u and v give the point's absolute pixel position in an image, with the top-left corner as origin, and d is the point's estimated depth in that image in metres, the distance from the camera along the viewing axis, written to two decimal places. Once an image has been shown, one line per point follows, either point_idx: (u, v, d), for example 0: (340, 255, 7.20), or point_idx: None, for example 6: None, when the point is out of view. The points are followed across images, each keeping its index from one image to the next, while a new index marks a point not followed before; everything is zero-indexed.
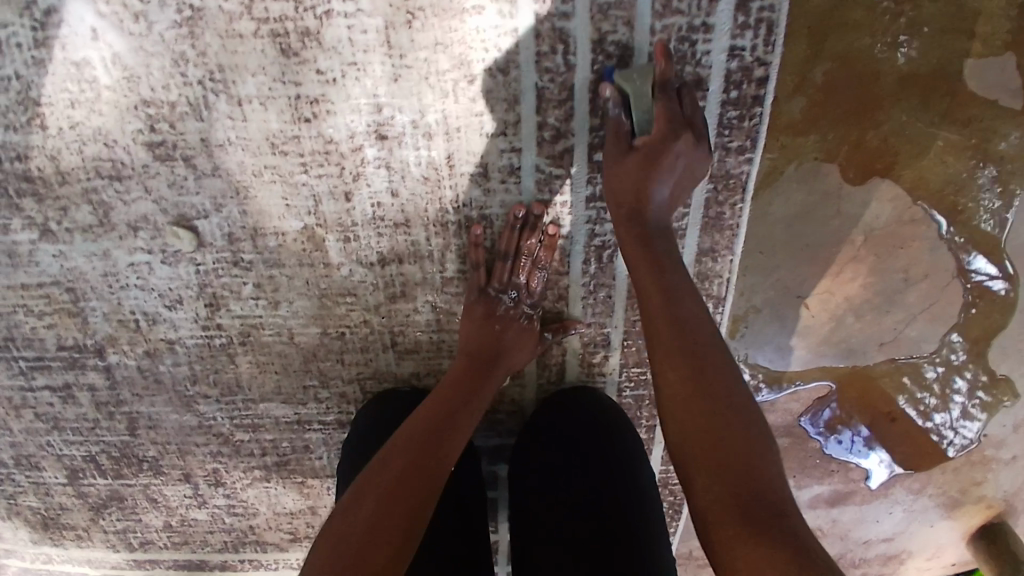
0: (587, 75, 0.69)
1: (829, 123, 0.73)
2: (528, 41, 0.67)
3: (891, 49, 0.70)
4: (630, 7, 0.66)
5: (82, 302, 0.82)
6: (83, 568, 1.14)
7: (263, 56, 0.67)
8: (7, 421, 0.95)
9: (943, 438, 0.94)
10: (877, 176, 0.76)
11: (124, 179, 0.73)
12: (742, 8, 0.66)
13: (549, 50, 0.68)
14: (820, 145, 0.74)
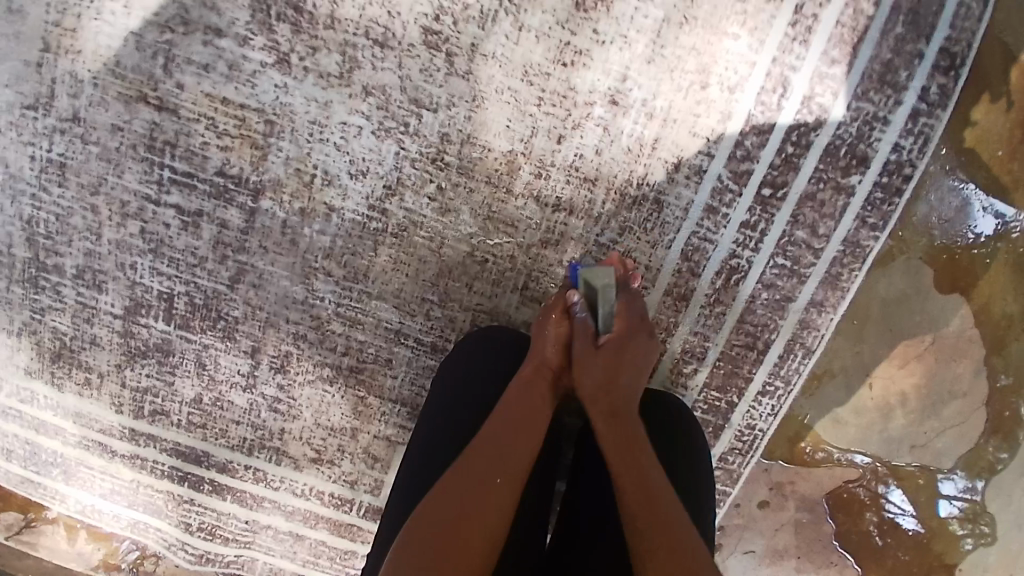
0: (790, 119, 0.83)
1: (940, 233, 0.91)
2: (760, 75, 0.81)
3: (997, 196, 0.90)
4: (840, 83, 0.82)
5: (273, 138, 0.85)
6: (65, 422, 1.05)
7: (560, 2, 0.79)
8: (100, 227, 0.91)
9: (934, 557, 1.02)
10: (958, 291, 0.93)
11: (386, 48, 0.81)
12: (913, 118, 0.84)
13: (772, 88, 0.81)
14: (927, 249, 0.91)
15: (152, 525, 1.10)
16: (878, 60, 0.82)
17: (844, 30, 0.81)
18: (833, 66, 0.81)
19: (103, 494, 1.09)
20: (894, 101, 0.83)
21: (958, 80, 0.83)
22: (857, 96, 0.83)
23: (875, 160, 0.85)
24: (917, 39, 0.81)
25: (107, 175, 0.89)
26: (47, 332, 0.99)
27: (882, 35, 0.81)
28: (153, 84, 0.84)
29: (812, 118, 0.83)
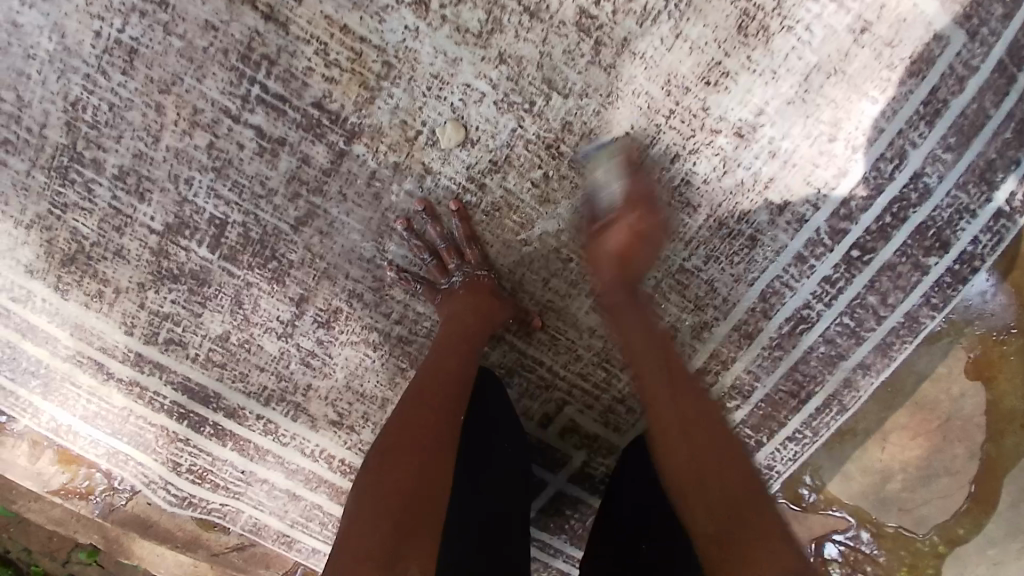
0: (895, 191, 0.85)
1: (983, 325, 0.96)
2: (882, 144, 0.83)
3: None
4: (947, 168, 0.85)
5: (387, 83, 0.78)
6: (61, 332, 0.94)
7: (722, 20, 0.77)
8: (160, 129, 0.81)
9: None
10: (981, 380, 1.00)
11: (536, 20, 0.76)
12: (996, 217, 0.89)
13: (889, 157, 0.84)
14: (968, 338, 0.97)
15: (134, 459, 1.01)
16: (984, 156, 0.85)
17: (966, 121, 0.83)
18: (947, 151, 0.84)
19: (84, 417, 0.99)
20: (985, 198, 0.88)
21: None
22: (958, 184, 0.86)
23: (954, 245, 0.89)
24: (1021, 145, 0.85)
25: (183, 75, 0.79)
26: (65, 230, 0.88)
27: (996, 134, 0.84)
28: None
29: (915, 195, 0.86)
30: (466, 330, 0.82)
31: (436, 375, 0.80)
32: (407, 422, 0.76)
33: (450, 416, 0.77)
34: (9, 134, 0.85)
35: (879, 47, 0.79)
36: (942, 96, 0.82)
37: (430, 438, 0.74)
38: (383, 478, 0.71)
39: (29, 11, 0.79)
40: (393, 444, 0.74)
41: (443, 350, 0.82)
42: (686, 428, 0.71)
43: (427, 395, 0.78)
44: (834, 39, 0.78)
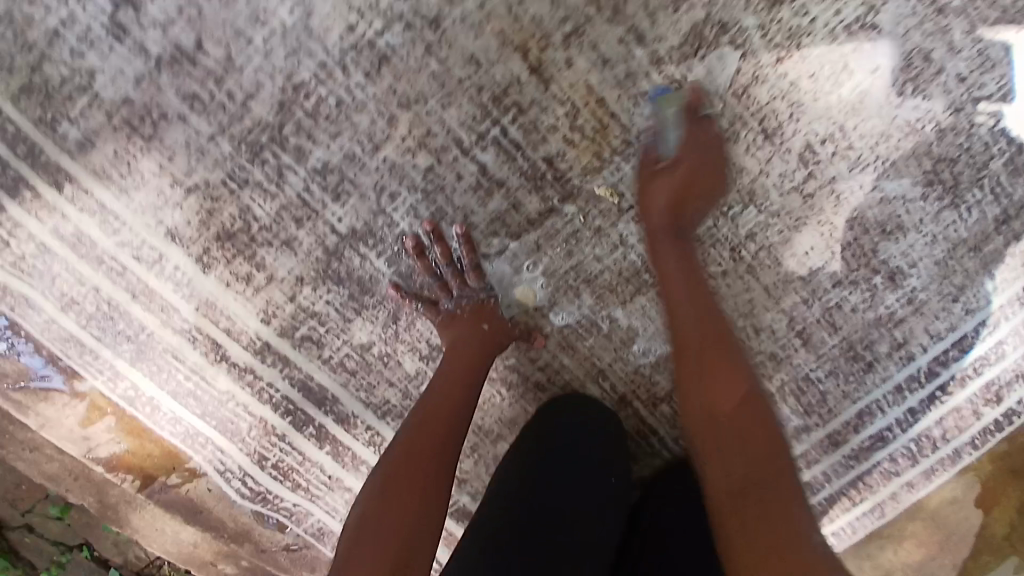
0: (985, 350, 0.97)
1: (1009, 460, 1.02)
2: (988, 311, 0.94)
3: None
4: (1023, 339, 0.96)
5: (616, 157, 0.81)
6: (182, 304, 0.88)
7: (913, 183, 0.86)
8: (384, 139, 0.79)
9: None
10: (997, 510, 1.04)
11: (767, 142, 0.82)
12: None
13: (989, 323, 0.95)
14: (997, 470, 1.03)
15: (213, 445, 0.97)
16: None
17: None
18: None
19: (174, 393, 0.93)
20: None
21: None
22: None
23: (1005, 403, 0.99)
24: None
25: (427, 96, 0.78)
26: (233, 206, 0.82)
27: None
28: (543, 43, 0.76)
29: (994, 357, 0.97)
30: (465, 359, 0.81)
31: (442, 397, 0.77)
32: (404, 456, 0.70)
33: (444, 426, 0.74)
34: (204, 92, 0.77)
35: (1016, 234, 0.90)
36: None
37: (422, 485, 0.68)
38: (375, 532, 0.63)
39: None
40: (396, 494, 0.67)
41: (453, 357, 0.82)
42: (710, 365, 0.68)
43: (425, 434, 0.73)
44: (984, 224, 0.89)
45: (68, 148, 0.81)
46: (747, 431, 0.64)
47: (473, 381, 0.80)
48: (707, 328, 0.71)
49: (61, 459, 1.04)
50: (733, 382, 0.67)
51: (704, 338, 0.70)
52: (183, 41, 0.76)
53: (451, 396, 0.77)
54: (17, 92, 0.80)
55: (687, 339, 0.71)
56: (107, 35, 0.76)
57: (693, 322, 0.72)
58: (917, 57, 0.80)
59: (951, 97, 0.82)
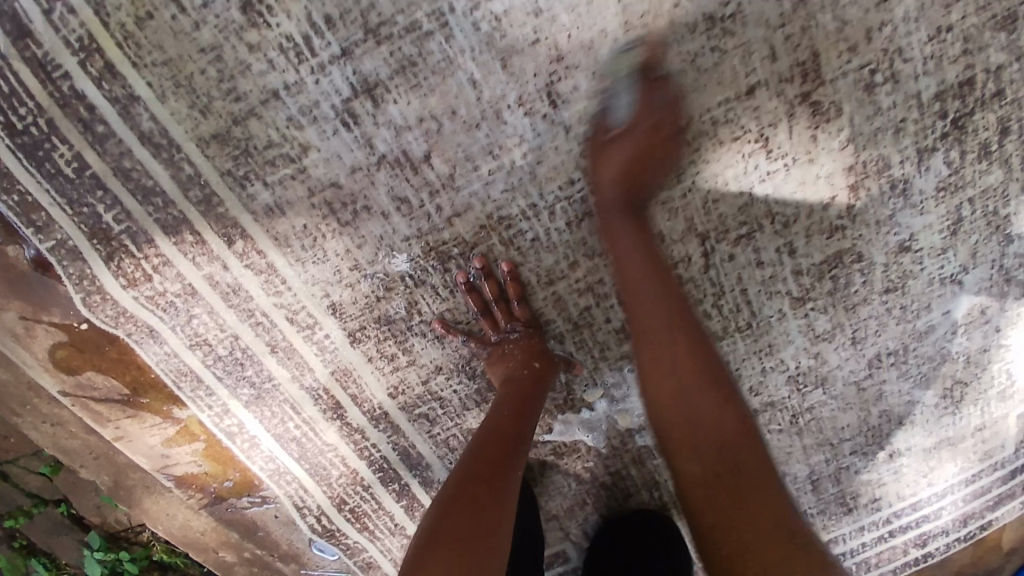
0: (927, 510, 1.23)
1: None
2: (942, 486, 1.20)
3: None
4: (952, 507, 1.23)
5: (737, 333, 0.95)
6: (319, 366, 0.91)
7: (934, 393, 1.07)
8: (560, 278, 0.87)
9: None
10: None
11: (851, 345, 0.99)
12: (960, 543, 1.28)
13: (939, 492, 1.21)
14: None
15: (299, 482, 1.01)
16: (980, 510, 1.24)
17: (980, 489, 1.22)
18: (964, 501, 1.23)
19: (278, 438, 0.96)
20: (955, 529, 1.26)
21: (985, 532, 1.27)
22: (953, 520, 1.25)
23: (929, 546, 1.27)
24: (1000, 509, 1.25)
25: (609, 253, 0.86)
26: (401, 296, 0.86)
27: (987, 505, 1.24)
28: (720, 236, 0.87)
29: (931, 515, 1.23)
30: (521, 391, 0.85)
31: (501, 423, 0.82)
32: (472, 476, 0.75)
33: (515, 458, 0.79)
34: (416, 199, 0.79)
35: (981, 438, 1.15)
36: (983, 476, 1.21)
37: (484, 515, 0.71)
38: (439, 549, 0.66)
39: (521, 121, 0.76)
40: (458, 507, 0.71)
41: (506, 384, 0.87)
42: (662, 358, 0.75)
43: (483, 467, 0.76)
44: (963, 429, 1.13)
45: (253, 209, 0.79)
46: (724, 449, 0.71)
47: (530, 413, 0.84)
48: (674, 328, 0.75)
49: (83, 437, 1.07)
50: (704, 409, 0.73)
51: (678, 429, 0.73)
52: (413, 149, 0.76)
53: (507, 417, 0.82)
54: (207, 136, 0.75)
55: (694, 434, 0.72)
56: (336, 120, 0.74)
57: (654, 307, 0.76)
58: (976, 311, 0.99)
59: (987, 341, 1.03)
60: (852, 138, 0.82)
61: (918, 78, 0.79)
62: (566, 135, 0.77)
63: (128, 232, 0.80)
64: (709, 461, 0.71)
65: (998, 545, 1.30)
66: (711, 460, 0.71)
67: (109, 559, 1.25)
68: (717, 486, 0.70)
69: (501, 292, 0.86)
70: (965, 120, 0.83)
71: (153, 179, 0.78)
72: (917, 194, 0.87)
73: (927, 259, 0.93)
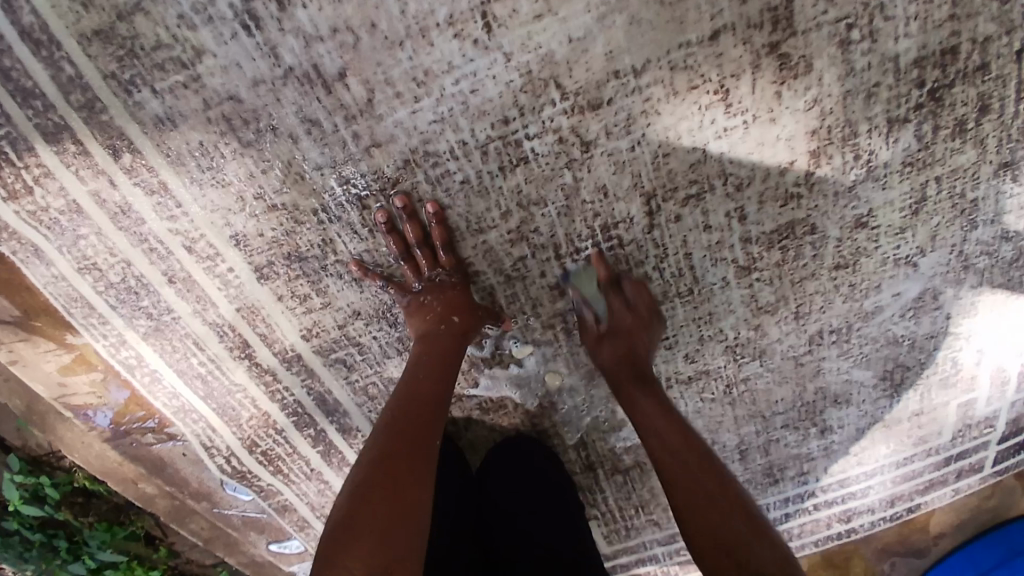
0: (855, 487, 1.23)
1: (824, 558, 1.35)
2: (872, 464, 1.20)
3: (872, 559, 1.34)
4: (881, 487, 1.24)
5: (679, 299, 0.90)
6: (221, 301, 0.84)
7: (873, 375, 1.05)
8: (490, 225, 0.80)
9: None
10: None
11: (793, 320, 0.95)
12: (884, 520, 1.29)
13: (868, 472, 1.21)
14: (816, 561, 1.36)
15: (206, 422, 0.97)
16: (909, 492, 1.25)
17: (910, 472, 1.22)
18: (892, 481, 1.23)
19: (180, 375, 0.91)
20: (880, 507, 1.27)
21: (910, 513, 1.28)
22: (880, 500, 1.26)
23: (853, 522, 1.29)
24: (930, 490, 1.25)
25: (545, 204, 0.79)
26: (314, 233, 0.79)
27: (915, 488, 1.25)
28: (668, 193, 0.80)
29: (857, 494, 1.24)
30: (439, 353, 0.80)
31: (416, 390, 0.78)
32: (386, 456, 0.72)
33: (429, 430, 0.76)
34: (330, 123, 0.72)
35: (917, 421, 1.14)
36: (916, 460, 1.21)
37: (403, 502, 0.68)
38: (350, 538, 0.64)
39: (450, 44, 0.68)
40: (369, 495, 0.68)
41: (423, 345, 0.82)
42: None
43: (397, 446, 0.73)
44: (900, 412, 1.12)
45: (143, 120, 0.71)
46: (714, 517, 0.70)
47: (448, 378, 0.80)
48: None
49: None
50: None
51: None
52: (327, 65, 0.69)
53: (423, 384, 0.78)
54: (90, 32, 0.67)
55: None
56: (235, 22, 0.66)
57: (634, 353, 0.75)
58: (927, 296, 0.96)
59: (935, 326, 1.00)
60: (818, 99, 0.77)
61: (897, 40, 0.74)
62: (505, 64, 0.70)
63: (8, 137, 0.72)
64: None
65: (925, 527, 1.31)
66: None
67: (29, 483, 1.20)
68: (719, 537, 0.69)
69: (422, 236, 0.79)
70: (942, 91, 0.78)
71: (32, 81, 0.69)
72: (882, 166, 0.82)
73: (884, 237, 0.89)
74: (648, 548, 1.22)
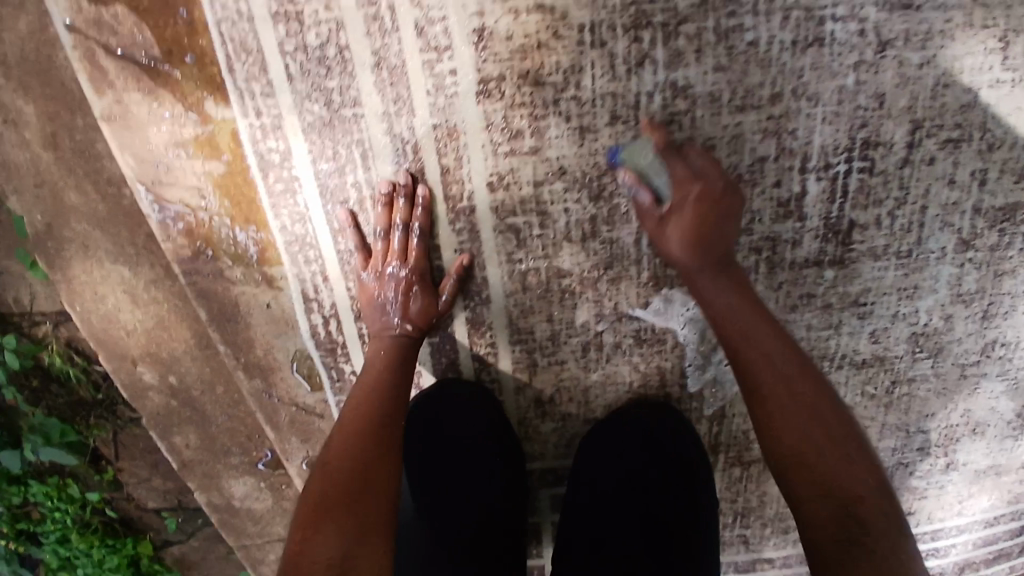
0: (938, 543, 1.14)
1: None
2: (966, 518, 1.11)
3: None
4: (961, 548, 1.15)
5: (894, 258, 0.82)
6: (423, 108, 0.71)
7: (1012, 408, 0.99)
8: (753, 106, 0.73)
9: None
10: None
11: (978, 319, 0.89)
12: None
13: (958, 528, 1.12)
14: None
15: (320, 268, 0.78)
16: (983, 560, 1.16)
17: (992, 538, 1.14)
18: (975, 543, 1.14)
19: (324, 193, 0.74)
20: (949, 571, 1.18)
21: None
22: (953, 563, 1.17)
23: None
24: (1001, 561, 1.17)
25: (819, 100, 0.73)
26: (567, 54, 0.69)
27: (988, 556, 1.16)
28: (933, 128, 0.75)
29: (936, 551, 1.15)
30: None
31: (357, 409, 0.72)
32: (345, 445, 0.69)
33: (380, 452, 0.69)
34: None
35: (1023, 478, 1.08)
36: (1002, 523, 1.13)
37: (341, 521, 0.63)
38: (313, 532, 0.62)
39: None
40: (342, 484, 0.65)
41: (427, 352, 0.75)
42: (792, 395, 0.68)
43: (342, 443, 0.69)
44: (1016, 462, 1.05)
45: None
46: (843, 533, 0.61)
47: None
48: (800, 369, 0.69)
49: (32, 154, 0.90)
50: (824, 421, 0.67)
51: (804, 444, 0.66)
52: None
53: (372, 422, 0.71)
54: None
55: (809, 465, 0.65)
56: None
57: (785, 402, 0.68)
58: None
59: None
60: None
61: None
62: None
63: None
64: (794, 422, 0.67)
65: None
66: (815, 469, 0.65)
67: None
68: (832, 533, 0.61)
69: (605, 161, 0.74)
70: None
71: None
72: None
73: None
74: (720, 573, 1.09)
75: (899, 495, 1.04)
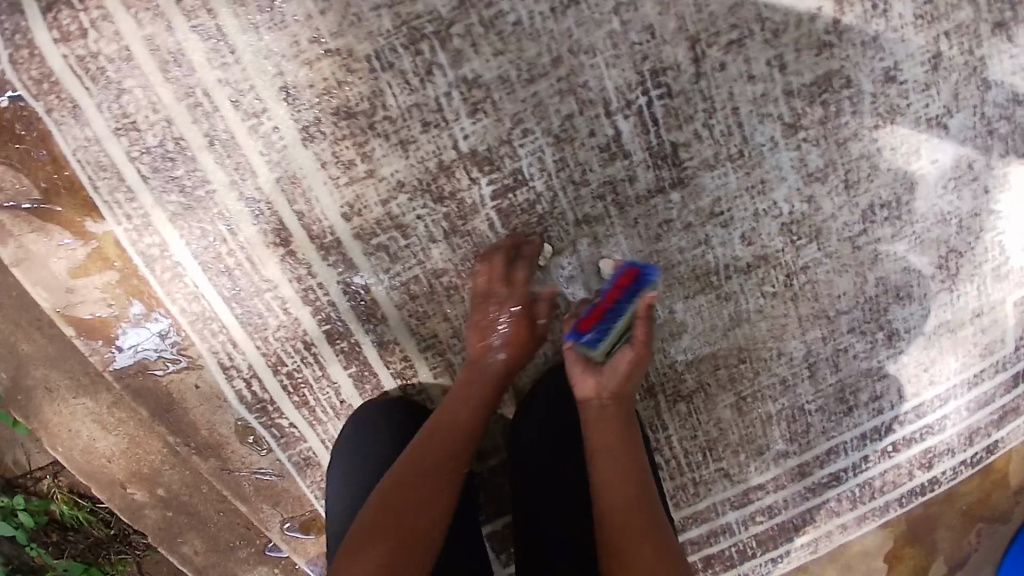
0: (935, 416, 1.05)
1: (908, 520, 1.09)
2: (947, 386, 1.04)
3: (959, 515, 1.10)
4: (965, 420, 1.06)
5: (729, 161, 0.88)
6: (264, 170, 0.81)
7: (929, 257, 0.97)
8: (541, 73, 0.81)
9: None
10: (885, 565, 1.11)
11: (842, 189, 0.92)
12: (969, 462, 1.07)
13: (941, 398, 1.04)
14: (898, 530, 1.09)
15: (227, 335, 0.87)
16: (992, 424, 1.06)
17: (984, 397, 1.05)
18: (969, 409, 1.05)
19: (207, 268, 0.84)
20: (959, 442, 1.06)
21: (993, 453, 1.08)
22: (958, 436, 1.06)
23: (936, 470, 1.07)
24: (1011, 419, 1.07)
25: (597, 49, 0.82)
26: (365, 83, 0.80)
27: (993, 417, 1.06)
28: (709, 40, 0.84)
29: (934, 428, 1.05)
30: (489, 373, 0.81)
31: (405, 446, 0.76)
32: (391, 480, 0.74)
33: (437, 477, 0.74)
34: None
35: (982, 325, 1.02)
36: (986, 379, 1.04)
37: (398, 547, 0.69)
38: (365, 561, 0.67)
39: None
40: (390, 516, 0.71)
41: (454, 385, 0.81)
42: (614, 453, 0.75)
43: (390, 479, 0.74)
44: (962, 312, 1.01)
45: None
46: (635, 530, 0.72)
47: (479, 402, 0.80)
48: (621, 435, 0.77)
49: None
50: (624, 471, 0.75)
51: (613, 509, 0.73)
52: None
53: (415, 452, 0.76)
54: None
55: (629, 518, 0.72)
56: None
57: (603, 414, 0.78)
58: (963, 164, 0.94)
59: (977, 202, 0.96)
60: None
61: None
62: None
63: None
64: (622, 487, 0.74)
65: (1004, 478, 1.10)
66: (636, 521, 0.72)
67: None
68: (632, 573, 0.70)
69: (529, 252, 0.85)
70: None
71: None
72: (897, 17, 0.88)
73: (911, 94, 0.90)
74: (722, 515, 1.05)
75: (854, 381, 1.01)
